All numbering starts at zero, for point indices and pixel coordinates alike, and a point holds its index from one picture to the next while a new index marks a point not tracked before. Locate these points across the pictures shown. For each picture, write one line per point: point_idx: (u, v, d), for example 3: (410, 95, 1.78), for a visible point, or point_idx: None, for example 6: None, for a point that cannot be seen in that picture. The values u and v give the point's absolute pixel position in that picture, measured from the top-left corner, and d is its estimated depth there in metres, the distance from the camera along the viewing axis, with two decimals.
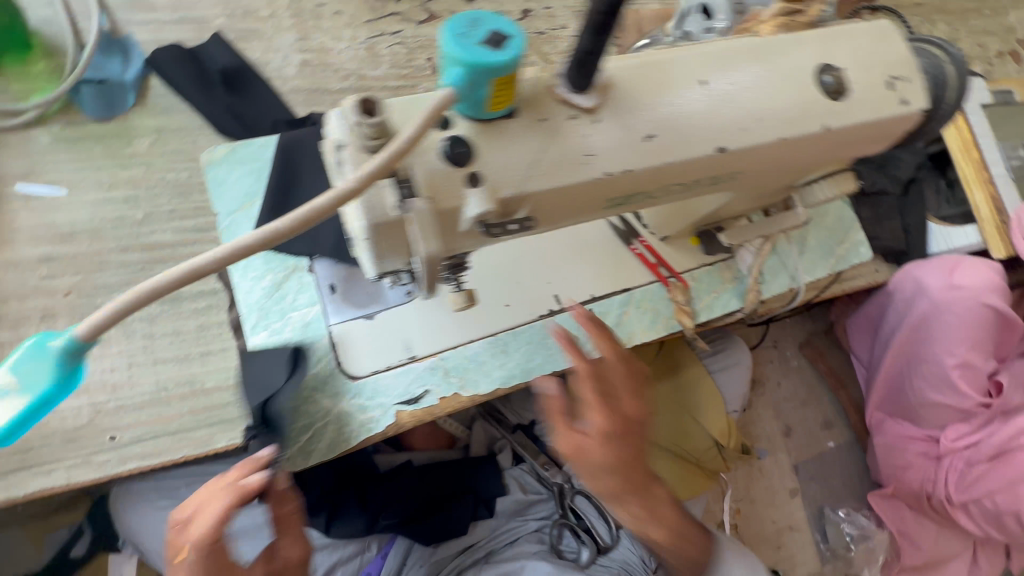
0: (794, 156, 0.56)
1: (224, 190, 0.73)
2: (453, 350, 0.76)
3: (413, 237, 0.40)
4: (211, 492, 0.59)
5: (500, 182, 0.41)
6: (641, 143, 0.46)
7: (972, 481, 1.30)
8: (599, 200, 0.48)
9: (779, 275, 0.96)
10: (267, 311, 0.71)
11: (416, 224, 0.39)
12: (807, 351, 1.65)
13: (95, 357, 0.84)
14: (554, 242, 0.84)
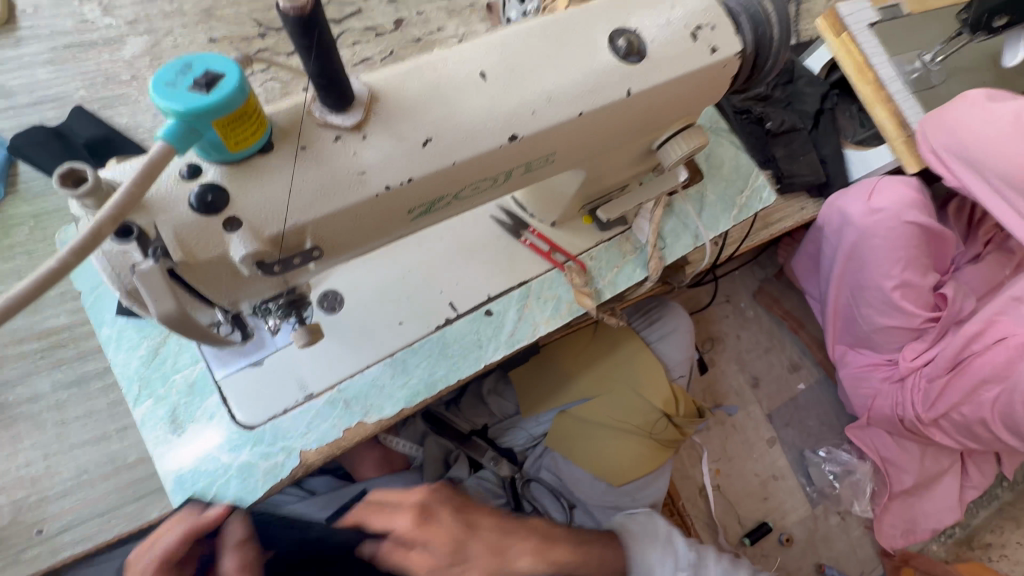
0: (606, 126, 0.55)
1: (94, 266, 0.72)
2: (350, 379, 0.76)
3: (147, 298, 0.39)
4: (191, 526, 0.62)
5: (263, 220, 0.41)
6: (418, 151, 0.45)
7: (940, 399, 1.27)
8: (397, 213, 0.48)
9: (683, 235, 0.95)
10: (149, 378, 0.71)
11: (150, 283, 0.38)
12: (761, 299, 1.64)
13: (10, 455, 0.84)
14: (441, 250, 0.83)
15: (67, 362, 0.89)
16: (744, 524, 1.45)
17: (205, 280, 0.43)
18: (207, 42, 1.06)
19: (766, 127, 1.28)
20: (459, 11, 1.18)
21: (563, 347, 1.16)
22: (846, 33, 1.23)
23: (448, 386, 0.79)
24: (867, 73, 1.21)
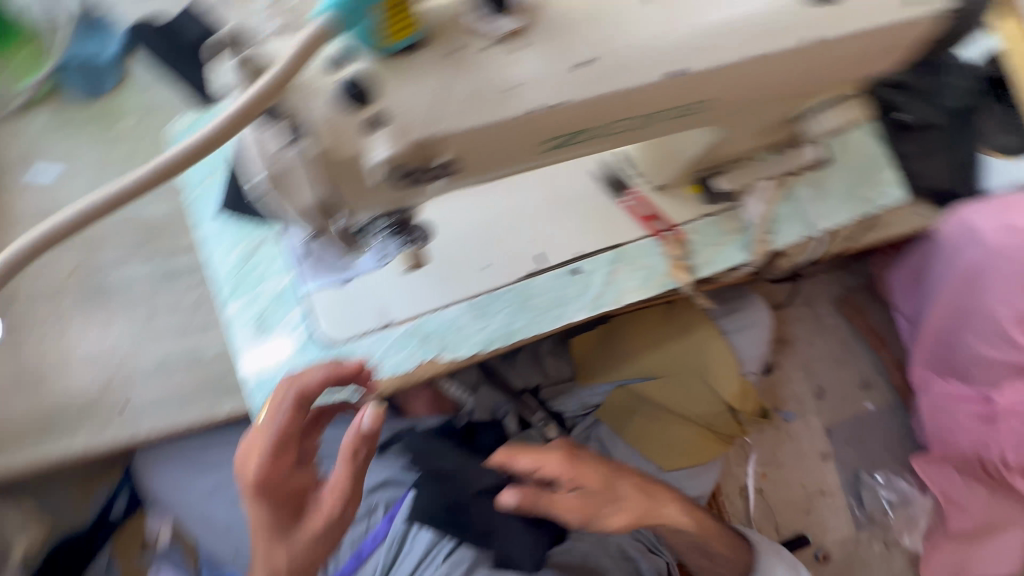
0: (775, 76, 0.48)
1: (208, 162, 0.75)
2: (430, 313, 0.75)
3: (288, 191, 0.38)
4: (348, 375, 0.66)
5: (411, 124, 0.38)
6: (572, 71, 0.40)
7: None
8: (533, 141, 0.43)
9: (796, 222, 0.87)
10: (241, 280, 0.72)
11: (299, 169, 0.37)
12: (842, 308, 1.53)
13: (102, 333, 0.88)
14: (537, 198, 0.80)
15: (161, 255, 0.92)
16: (781, 533, 1.40)
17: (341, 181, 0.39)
18: None
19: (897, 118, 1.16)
20: None
21: (632, 322, 1.10)
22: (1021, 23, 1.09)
23: (525, 339, 0.77)
24: None
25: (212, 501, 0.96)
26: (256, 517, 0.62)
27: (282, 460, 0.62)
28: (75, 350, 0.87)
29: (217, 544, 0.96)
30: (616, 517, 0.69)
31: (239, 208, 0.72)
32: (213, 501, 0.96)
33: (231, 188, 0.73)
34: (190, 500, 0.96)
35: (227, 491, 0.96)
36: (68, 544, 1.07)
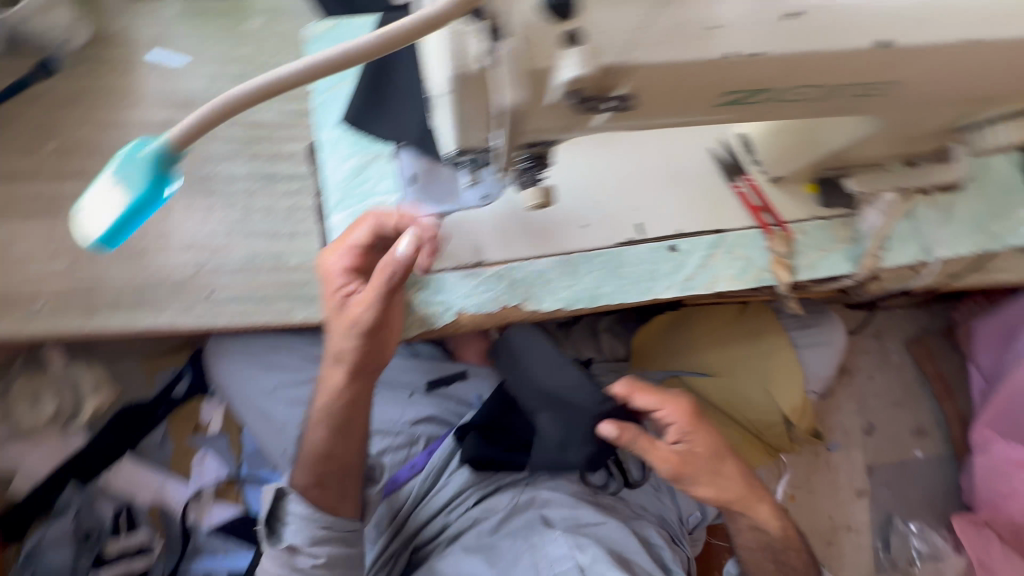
0: (978, 69, 0.44)
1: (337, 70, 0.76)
2: (522, 262, 0.74)
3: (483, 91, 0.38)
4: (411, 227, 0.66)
5: (609, 46, 0.36)
6: (781, 21, 0.38)
7: None
8: (712, 90, 0.41)
9: (913, 243, 0.81)
10: (348, 192, 0.73)
11: (502, 72, 0.36)
12: (913, 349, 1.45)
13: (201, 220, 0.92)
14: (647, 168, 0.77)
15: (265, 158, 0.95)
16: None
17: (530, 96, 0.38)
18: None
19: None
20: None
21: (701, 316, 1.08)
22: None
23: (608, 305, 0.76)
24: None
25: (272, 399, 1.01)
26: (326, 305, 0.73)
27: (363, 263, 0.70)
28: (174, 231, 0.91)
29: (267, 434, 1.02)
30: (705, 478, 0.77)
31: (357, 122, 0.72)
32: (273, 400, 1.01)
33: (355, 102, 0.73)
34: (251, 393, 1.02)
35: (286, 392, 1.00)
36: (130, 412, 1.14)
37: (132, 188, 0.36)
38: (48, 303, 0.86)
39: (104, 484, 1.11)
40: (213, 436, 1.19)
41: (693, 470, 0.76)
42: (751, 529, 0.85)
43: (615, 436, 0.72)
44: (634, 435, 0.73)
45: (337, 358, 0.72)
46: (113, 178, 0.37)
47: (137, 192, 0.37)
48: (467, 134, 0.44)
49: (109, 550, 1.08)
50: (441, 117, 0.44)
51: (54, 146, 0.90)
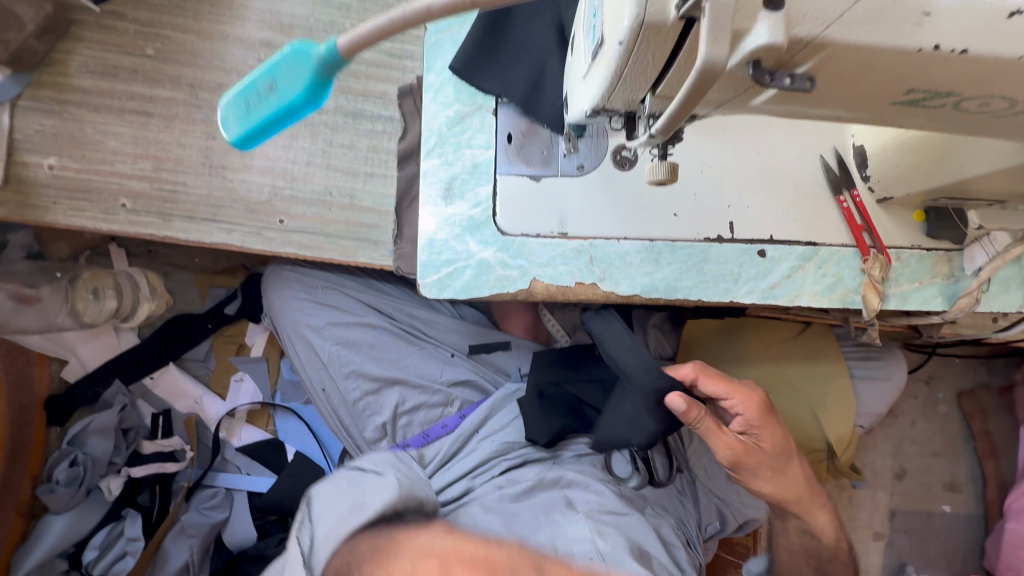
0: None
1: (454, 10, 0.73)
2: (606, 240, 0.72)
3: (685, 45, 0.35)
4: None
5: (807, 20, 0.34)
6: (998, 22, 0.35)
7: None
8: (896, 85, 0.38)
9: (1016, 291, 0.77)
10: (444, 139, 0.71)
11: (706, 24, 0.32)
12: (965, 403, 1.38)
13: (283, 146, 0.92)
14: (750, 166, 0.74)
15: (353, 93, 0.93)
16: None
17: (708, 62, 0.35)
18: None
19: None
20: None
21: (760, 329, 1.04)
22: None
23: (684, 300, 0.74)
24: None
25: (320, 336, 1.01)
26: None
27: None
28: (255, 153, 0.91)
29: (308, 367, 1.04)
30: (765, 470, 0.84)
31: (464, 73, 0.71)
32: (321, 336, 1.01)
33: (464, 49, 0.71)
34: (301, 326, 1.02)
35: (334, 331, 1.01)
36: (180, 322, 1.18)
37: (292, 89, 0.38)
38: (128, 204, 0.88)
39: (148, 388, 1.16)
40: (252, 360, 1.21)
41: (755, 462, 0.84)
42: (800, 532, 0.94)
43: (683, 410, 0.77)
44: (700, 415, 0.79)
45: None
46: (277, 76, 0.38)
47: (296, 96, 0.38)
48: (618, 92, 0.41)
49: (143, 449, 1.12)
50: (598, 66, 0.40)
51: (154, 49, 0.90)
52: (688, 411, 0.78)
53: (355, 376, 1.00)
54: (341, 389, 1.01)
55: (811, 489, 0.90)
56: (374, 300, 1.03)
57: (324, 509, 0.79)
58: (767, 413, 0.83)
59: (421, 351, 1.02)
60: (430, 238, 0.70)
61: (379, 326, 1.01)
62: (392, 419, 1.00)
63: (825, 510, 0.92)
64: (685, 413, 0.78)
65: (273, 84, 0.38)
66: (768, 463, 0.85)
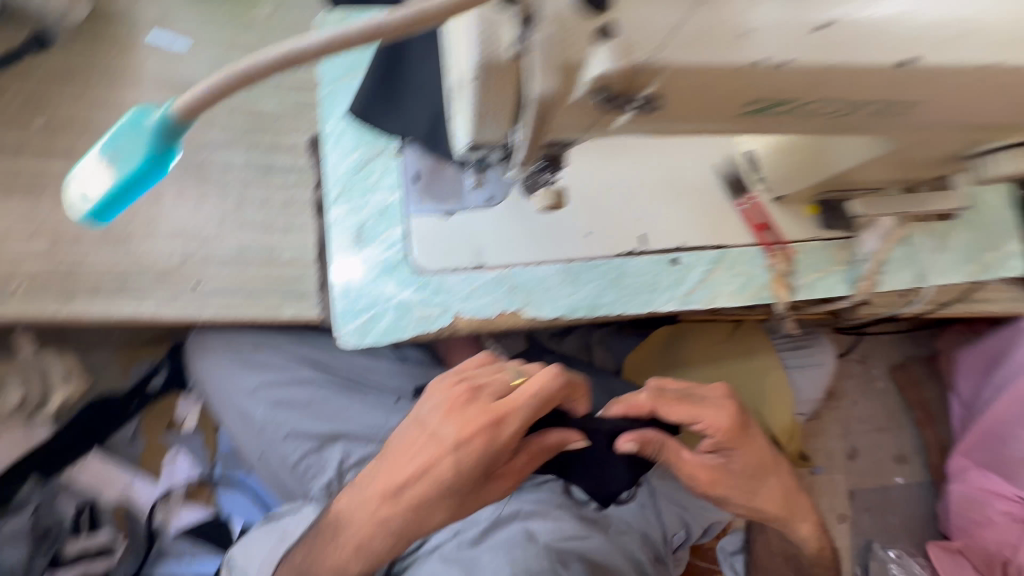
0: (992, 99, 0.46)
1: (349, 60, 0.74)
2: (524, 266, 0.73)
3: (528, 77, 0.36)
4: (542, 387, 0.69)
5: (640, 46, 0.35)
6: (808, 35, 0.38)
7: None
8: (740, 99, 0.41)
9: (907, 269, 0.82)
10: (350, 185, 0.71)
11: (536, 61, 0.34)
12: (897, 376, 1.47)
13: (194, 209, 0.89)
14: (653, 179, 0.77)
15: (263, 148, 0.92)
16: None
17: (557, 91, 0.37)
18: None
19: None
20: None
21: (696, 333, 1.07)
22: None
23: (608, 316, 0.75)
24: None
25: (253, 399, 0.97)
26: (445, 421, 0.70)
27: (480, 390, 0.72)
28: (161, 218, 0.88)
29: (246, 433, 0.99)
30: (739, 491, 0.85)
31: (363, 114, 0.70)
32: (255, 399, 0.96)
33: (365, 89, 0.69)
34: (232, 390, 0.98)
35: (268, 391, 0.96)
36: (100, 405, 1.08)
37: (133, 159, 0.35)
38: (21, 286, 0.82)
39: (69, 481, 1.06)
40: (186, 434, 1.15)
41: (725, 487, 0.84)
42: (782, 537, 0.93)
43: (636, 445, 0.79)
44: (659, 445, 0.81)
45: (470, 434, 0.68)
46: (116, 146, 0.35)
47: (139, 165, 0.36)
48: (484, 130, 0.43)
49: (66, 550, 1.02)
50: (460, 100, 0.41)
51: (41, 122, 0.86)
52: (644, 445, 0.80)
53: (293, 436, 0.95)
54: (281, 452, 0.96)
55: (791, 507, 0.89)
56: (308, 354, 0.98)
57: (247, 556, 0.87)
58: (743, 431, 0.83)
59: (361, 400, 0.99)
60: (343, 287, 0.69)
61: (317, 380, 0.98)
62: (338, 477, 0.93)
63: (809, 522, 0.90)
64: (641, 446, 0.81)
65: (115, 151, 0.35)
66: (740, 489, 0.85)
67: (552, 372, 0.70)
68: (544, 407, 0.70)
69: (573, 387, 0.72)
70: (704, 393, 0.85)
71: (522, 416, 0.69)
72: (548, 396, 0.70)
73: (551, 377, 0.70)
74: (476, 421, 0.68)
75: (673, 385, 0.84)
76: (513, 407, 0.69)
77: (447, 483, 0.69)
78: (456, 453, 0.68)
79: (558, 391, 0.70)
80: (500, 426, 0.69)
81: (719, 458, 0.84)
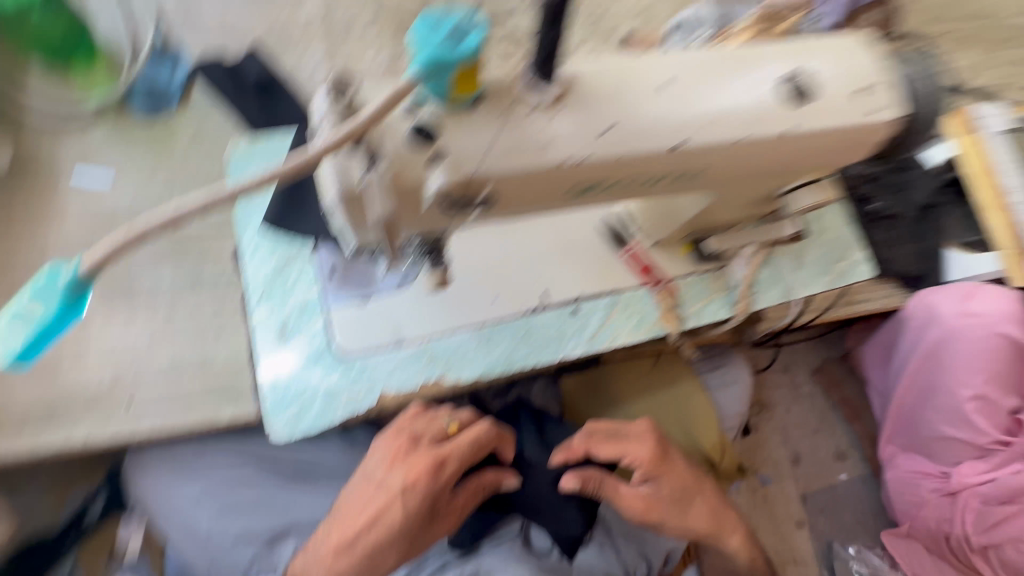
0: (757, 158, 0.59)
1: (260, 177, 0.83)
2: (440, 337, 0.81)
3: (369, 203, 0.46)
4: (478, 432, 0.78)
5: (465, 163, 0.46)
6: (597, 137, 0.50)
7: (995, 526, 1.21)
8: (562, 187, 0.52)
9: (774, 287, 0.96)
10: (270, 289, 0.78)
11: (376, 192, 0.45)
12: (819, 378, 1.60)
13: (124, 330, 0.92)
14: (545, 242, 0.87)
15: (189, 261, 0.98)
16: None
17: (401, 202, 0.46)
18: (373, 15, 1.17)
19: (868, 207, 1.24)
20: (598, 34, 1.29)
21: (622, 369, 1.16)
22: (976, 133, 1.20)
23: (524, 370, 0.83)
24: (991, 178, 1.18)
25: (198, 508, 0.96)
26: (390, 473, 0.76)
27: (419, 438, 0.77)
28: (90, 344, 0.91)
29: (193, 545, 0.97)
30: (672, 515, 0.92)
31: (274, 223, 0.78)
32: (200, 508, 0.96)
33: (274, 203, 0.79)
34: (174, 503, 0.97)
35: (211, 498, 0.96)
36: (31, 546, 1.03)
37: (44, 315, 0.43)
38: None
39: None
40: (130, 562, 1.11)
41: (660, 513, 0.91)
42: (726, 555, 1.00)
43: (576, 486, 0.86)
44: (598, 481, 0.88)
45: (415, 478, 0.75)
46: (26, 307, 0.43)
47: (51, 319, 0.43)
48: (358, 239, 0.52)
49: None
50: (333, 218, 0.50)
51: None
52: (584, 483, 0.87)
53: (244, 539, 0.95)
54: (232, 558, 0.95)
55: (719, 522, 0.96)
56: (251, 453, 0.99)
57: None
58: (668, 461, 0.91)
59: (312, 489, 1.00)
60: (271, 382, 0.75)
61: (263, 478, 0.99)
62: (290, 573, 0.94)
63: (737, 535, 0.97)
64: (581, 488, 0.87)
65: (32, 307, 0.42)
66: (675, 514, 0.92)
67: (486, 422, 0.80)
68: (481, 449, 0.78)
69: (504, 434, 0.82)
70: (629, 429, 0.92)
71: (460, 459, 0.76)
72: (483, 438, 0.79)
73: (486, 426, 0.79)
74: (418, 468, 0.75)
75: (602, 426, 0.92)
76: (452, 452, 0.76)
77: (397, 527, 0.74)
78: (403, 498, 0.74)
79: (492, 436, 0.79)
80: (441, 469, 0.75)
81: (650, 488, 0.91)
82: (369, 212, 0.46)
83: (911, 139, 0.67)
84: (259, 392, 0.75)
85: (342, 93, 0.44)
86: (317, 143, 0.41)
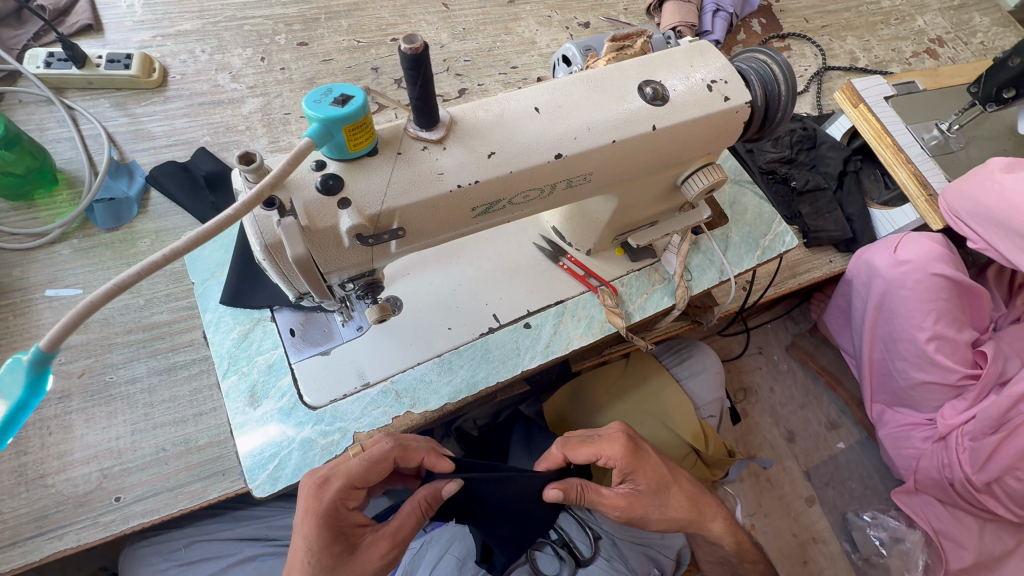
0: (638, 154, 0.68)
1: (213, 258, 0.90)
2: (403, 373, 0.85)
3: (286, 247, 0.52)
4: (368, 452, 0.74)
5: (375, 203, 0.55)
6: (488, 158, 0.59)
7: (994, 463, 1.15)
8: (463, 209, 0.60)
9: (708, 271, 1.02)
10: (236, 357, 0.83)
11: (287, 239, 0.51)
12: (796, 355, 1.63)
13: (104, 428, 0.95)
14: (487, 268, 0.93)
15: (161, 352, 1.02)
16: None
17: (316, 243, 0.54)
18: None
19: (792, 185, 1.41)
20: (513, 83, 1.43)
21: (596, 376, 1.20)
22: (862, 104, 1.34)
23: (487, 389, 0.87)
24: (886, 138, 1.31)
25: None
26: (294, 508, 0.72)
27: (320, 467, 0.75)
28: (74, 446, 0.94)
29: None
30: (655, 509, 0.91)
31: (233, 301, 0.86)
32: None
33: (229, 285, 0.86)
34: None
35: None
36: None
37: (16, 390, 0.46)
38: None
39: None
40: None
41: (643, 508, 0.89)
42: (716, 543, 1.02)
43: (562, 497, 0.85)
44: (579, 489, 0.87)
45: (308, 505, 0.71)
46: None
47: (21, 394, 0.46)
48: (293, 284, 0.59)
49: None
50: (269, 272, 0.56)
51: None
52: (566, 491, 0.86)
53: None
54: None
55: (699, 509, 0.97)
56: (248, 530, 1.03)
57: None
58: (633, 450, 0.89)
59: None
60: (249, 448, 0.78)
61: (261, 553, 1.01)
62: None
63: (723, 519, 1.00)
64: (564, 497, 0.86)
65: None
66: (660, 503, 0.92)
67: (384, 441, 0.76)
68: (374, 465, 0.74)
69: (408, 444, 0.78)
70: (602, 431, 0.93)
71: (347, 474, 0.72)
72: (379, 454, 0.75)
73: (383, 443, 0.76)
74: (305, 493, 0.72)
75: (576, 431, 0.92)
76: (339, 470, 0.73)
77: (308, 567, 0.69)
78: (304, 530, 0.71)
79: (382, 446, 0.75)
80: (323, 487, 0.72)
81: (629, 486, 0.90)
82: (288, 257, 0.53)
83: (771, 122, 0.76)
84: (242, 459, 0.78)
85: (249, 160, 0.49)
86: (234, 202, 0.46)
